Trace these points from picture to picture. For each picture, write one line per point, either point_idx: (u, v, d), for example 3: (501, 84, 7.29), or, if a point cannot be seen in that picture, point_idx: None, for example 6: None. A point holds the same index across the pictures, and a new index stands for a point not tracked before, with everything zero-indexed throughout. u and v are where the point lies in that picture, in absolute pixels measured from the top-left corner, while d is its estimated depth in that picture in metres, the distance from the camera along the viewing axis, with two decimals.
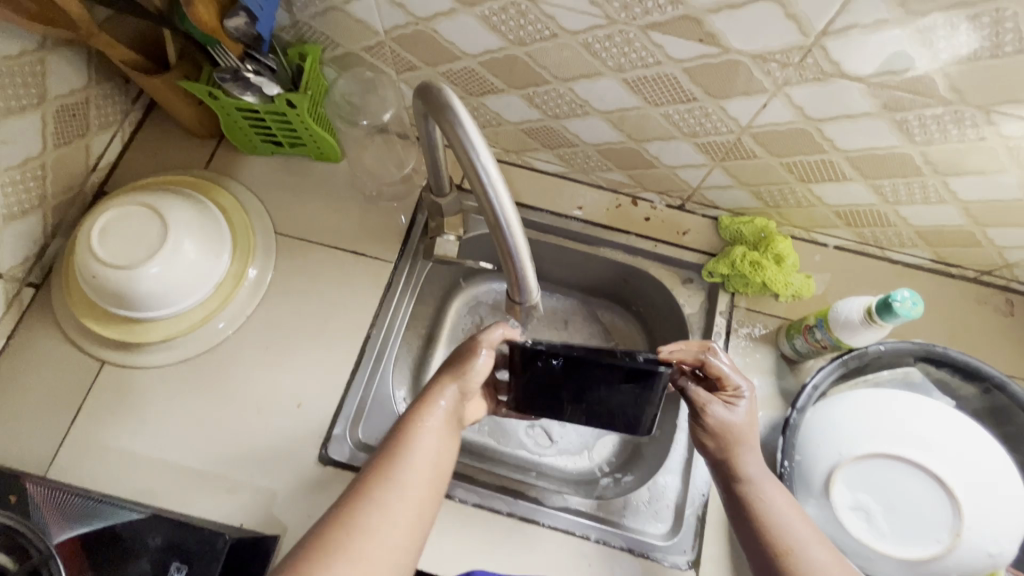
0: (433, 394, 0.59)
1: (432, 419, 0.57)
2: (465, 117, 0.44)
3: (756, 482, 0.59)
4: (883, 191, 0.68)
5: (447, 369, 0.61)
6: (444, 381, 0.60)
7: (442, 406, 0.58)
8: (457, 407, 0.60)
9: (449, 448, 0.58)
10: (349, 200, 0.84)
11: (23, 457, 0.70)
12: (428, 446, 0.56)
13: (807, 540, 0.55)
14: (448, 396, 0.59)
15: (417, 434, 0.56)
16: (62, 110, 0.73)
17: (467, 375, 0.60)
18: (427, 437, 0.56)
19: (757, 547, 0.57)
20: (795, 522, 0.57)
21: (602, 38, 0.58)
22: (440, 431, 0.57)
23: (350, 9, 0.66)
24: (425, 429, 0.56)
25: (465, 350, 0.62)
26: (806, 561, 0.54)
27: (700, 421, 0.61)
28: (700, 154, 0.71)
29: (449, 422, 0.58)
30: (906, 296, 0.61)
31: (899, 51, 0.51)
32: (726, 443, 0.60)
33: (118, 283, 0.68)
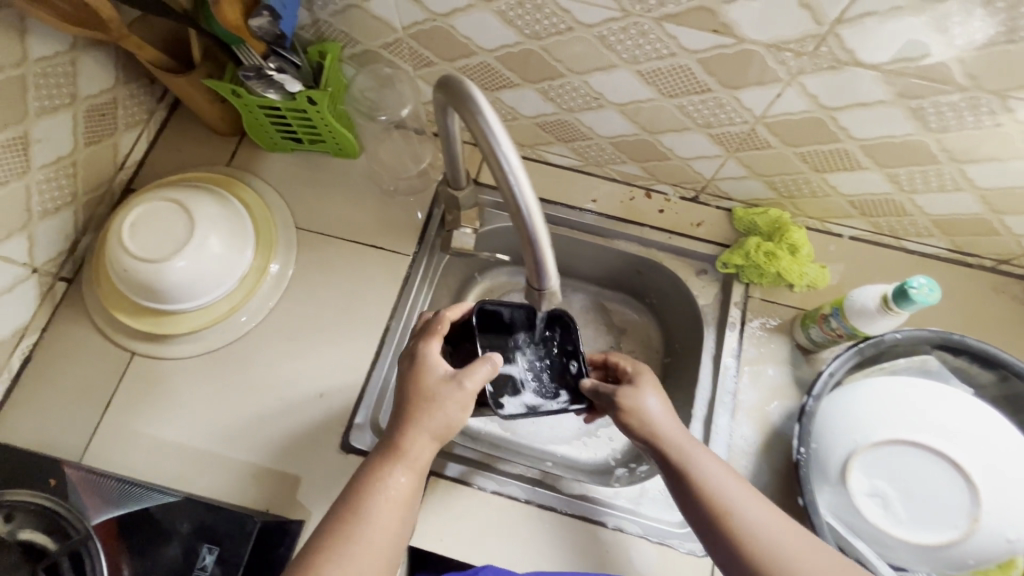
0: (406, 447, 0.55)
1: (396, 477, 0.54)
2: (486, 107, 0.45)
3: (690, 456, 0.59)
4: (899, 179, 0.68)
5: (421, 413, 0.55)
6: (415, 433, 0.55)
7: (411, 457, 0.55)
8: (430, 456, 0.56)
9: (413, 505, 0.56)
10: (368, 195, 0.86)
11: (58, 444, 0.73)
12: (390, 512, 0.53)
13: (750, 509, 0.56)
14: (421, 446, 0.55)
15: (379, 494, 0.53)
16: (92, 109, 0.76)
17: (443, 424, 0.56)
18: (389, 497, 0.54)
19: (699, 513, 0.57)
20: (730, 485, 0.57)
21: (617, 31, 0.59)
22: (405, 490, 0.55)
23: (369, 7, 0.68)
24: (386, 494, 0.53)
25: (445, 382, 0.56)
26: (746, 523, 0.55)
27: (619, 408, 0.62)
28: (714, 145, 0.72)
29: (416, 474, 0.55)
30: (923, 283, 0.61)
31: (913, 38, 0.51)
32: (650, 420, 0.61)
33: (148, 276, 0.70)
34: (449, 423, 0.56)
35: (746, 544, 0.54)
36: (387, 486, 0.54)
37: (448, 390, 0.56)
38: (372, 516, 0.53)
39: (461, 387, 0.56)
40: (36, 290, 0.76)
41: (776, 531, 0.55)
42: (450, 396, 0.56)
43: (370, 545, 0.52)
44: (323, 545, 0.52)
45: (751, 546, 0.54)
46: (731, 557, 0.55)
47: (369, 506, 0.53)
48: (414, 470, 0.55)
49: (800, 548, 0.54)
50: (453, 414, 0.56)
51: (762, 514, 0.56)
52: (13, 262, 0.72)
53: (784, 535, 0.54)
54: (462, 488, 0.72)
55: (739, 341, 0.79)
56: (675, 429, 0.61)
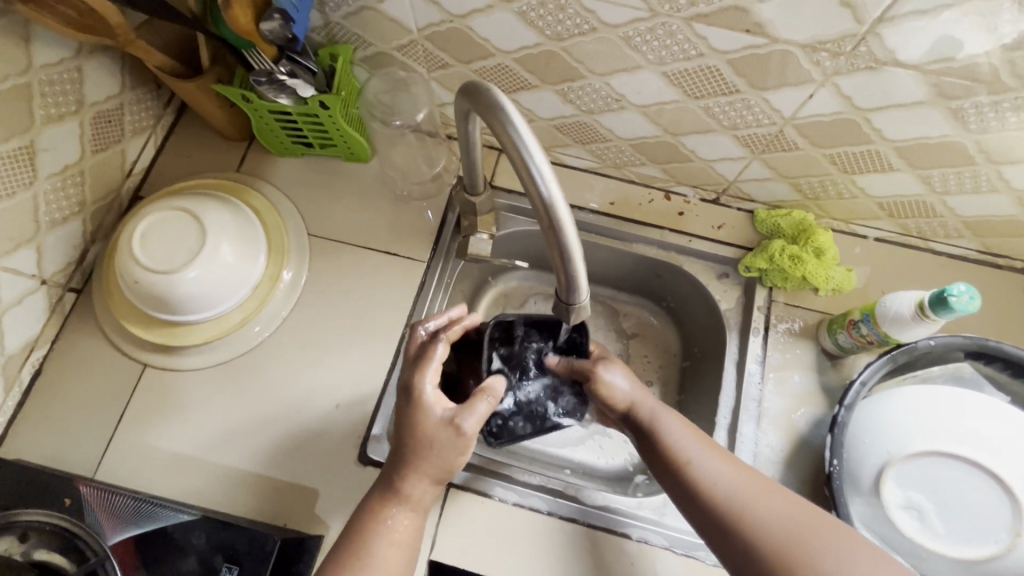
0: (411, 493, 0.55)
1: (397, 517, 0.55)
2: (515, 115, 0.43)
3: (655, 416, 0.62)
4: (932, 181, 0.66)
5: (423, 464, 0.54)
6: (415, 479, 0.54)
7: (411, 496, 0.55)
8: (432, 493, 0.56)
9: (418, 536, 0.57)
10: (381, 200, 0.84)
11: (72, 459, 0.72)
12: (395, 550, 0.54)
13: (709, 462, 0.57)
14: (423, 489, 0.55)
15: (382, 536, 0.54)
16: (99, 116, 0.74)
17: (442, 468, 0.54)
18: (393, 536, 0.54)
19: (662, 466, 0.59)
20: (689, 439, 0.59)
21: (644, 31, 0.57)
22: (409, 527, 0.56)
23: (383, 8, 0.66)
24: (388, 534, 0.54)
25: (448, 430, 0.53)
26: (703, 473, 0.57)
27: (590, 381, 0.63)
28: (739, 147, 0.70)
29: (416, 509, 0.56)
30: (963, 291, 0.59)
31: (957, 38, 0.49)
32: (618, 391, 0.63)
33: (159, 288, 0.69)
34: (447, 466, 0.55)
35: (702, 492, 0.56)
36: (388, 525, 0.54)
37: (453, 438, 0.54)
38: (378, 559, 0.53)
39: (466, 433, 0.53)
40: (46, 302, 0.75)
41: (730, 481, 0.56)
42: (450, 443, 0.54)
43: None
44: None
45: (707, 494, 0.56)
46: (691, 506, 0.57)
47: (375, 550, 0.53)
48: (415, 508, 0.56)
49: (755, 495, 0.55)
50: (463, 455, 0.55)
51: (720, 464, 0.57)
52: (21, 275, 0.71)
53: (737, 483, 0.56)
54: (483, 500, 0.71)
55: (764, 347, 0.77)
56: (638, 391, 0.64)
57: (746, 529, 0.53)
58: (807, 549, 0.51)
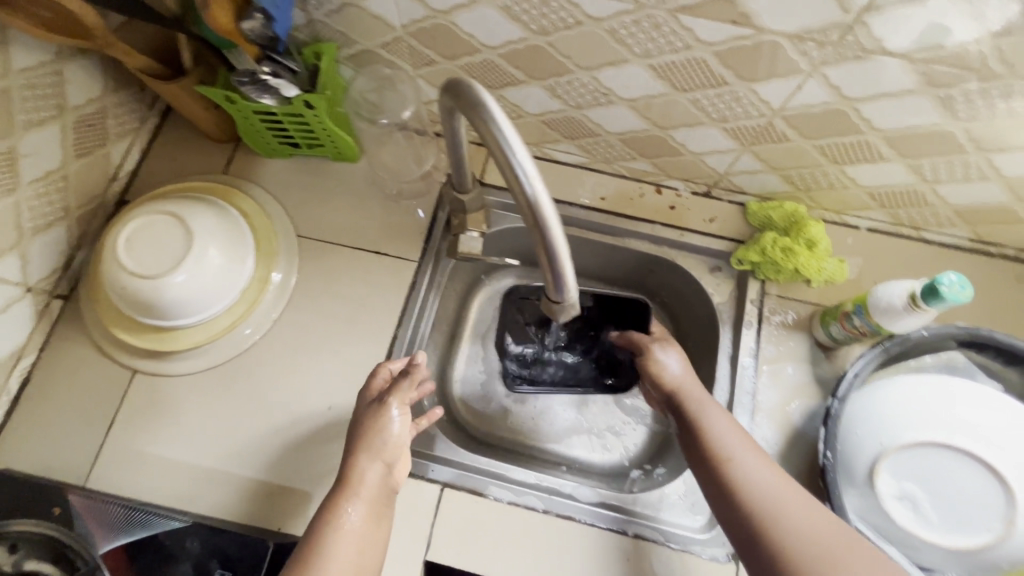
0: (355, 477, 0.62)
1: (354, 506, 0.60)
2: (498, 112, 0.43)
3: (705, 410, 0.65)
4: (922, 170, 0.66)
5: (364, 443, 0.63)
6: (360, 459, 0.62)
7: (364, 483, 0.61)
8: (383, 480, 0.63)
9: (374, 534, 0.61)
10: (370, 199, 0.83)
11: (62, 468, 0.71)
12: (348, 542, 0.58)
13: (754, 464, 0.60)
14: (370, 471, 0.62)
15: (338, 528, 0.59)
16: (81, 120, 0.73)
17: (381, 446, 0.63)
18: (347, 527, 0.59)
19: (704, 462, 0.62)
20: (734, 437, 0.62)
21: (629, 25, 0.56)
22: (360, 520, 0.60)
23: (366, 5, 0.65)
24: (343, 524, 0.59)
25: (374, 409, 0.65)
26: (744, 473, 0.59)
27: (645, 358, 0.73)
28: (728, 139, 0.69)
29: (371, 496, 0.62)
30: (953, 280, 0.59)
31: (944, 25, 0.49)
32: (670, 376, 0.70)
33: (146, 293, 0.68)
34: (387, 444, 0.63)
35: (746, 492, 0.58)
36: (343, 516, 0.59)
37: (380, 413, 0.65)
38: (332, 547, 0.58)
39: (384, 409, 0.64)
40: (32, 310, 0.74)
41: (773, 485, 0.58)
42: (376, 419, 0.64)
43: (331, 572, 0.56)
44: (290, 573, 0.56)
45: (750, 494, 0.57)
46: (728, 505, 0.58)
47: (330, 538, 0.58)
48: (365, 500, 0.61)
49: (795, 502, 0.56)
50: (394, 430, 0.64)
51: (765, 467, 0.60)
52: (6, 282, 0.70)
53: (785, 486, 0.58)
54: (479, 501, 0.70)
55: (758, 339, 0.76)
56: (694, 386, 0.68)
57: (784, 533, 0.54)
58: (835, 559, 0.52)
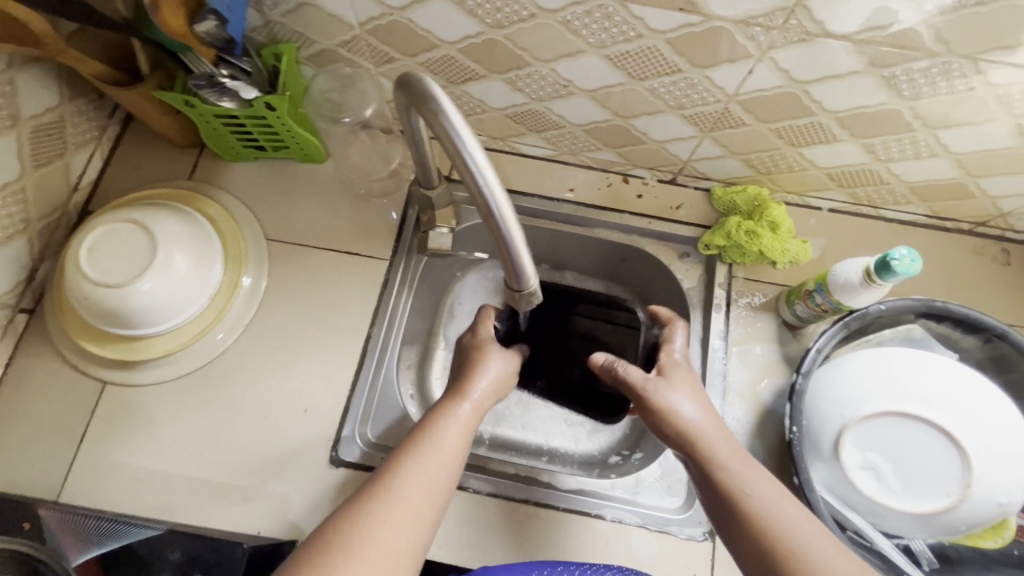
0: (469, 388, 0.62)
1: (466, 405, 0.60)
2: (448, 106, 0.43)
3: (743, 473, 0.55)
4: (875, 149, 0.68)
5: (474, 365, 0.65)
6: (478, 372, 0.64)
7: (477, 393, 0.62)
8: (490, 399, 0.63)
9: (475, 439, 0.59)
10: (340, 200, 0.83)
11: (33, 484, 0.70)
12: (460, 435, 0.57)
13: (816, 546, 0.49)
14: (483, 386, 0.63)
15: (452, 417, 0.58)
16: (37, 130, 0.71)
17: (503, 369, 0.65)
18: (455, 424, 0.58)
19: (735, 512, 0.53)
20: (782, 511, 0.52)
21: (581, 15, 0.57)
22: (466, 424, 0.58)
23: (321, 4, 0.64)
24: (455, 416, 0.58)
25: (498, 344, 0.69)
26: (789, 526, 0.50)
27: (646, 401, 0.62)
28: (689, 126, 0.70)
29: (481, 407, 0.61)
30: (904, 254, 0.61)
31: (882, 7, 0.50)
32: (679, 416, 0.60)
33: (111, 302, 0.67)
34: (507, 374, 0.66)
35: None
36: (456, 411, 0.59)
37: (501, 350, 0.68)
38: (444, 433, 0.56)
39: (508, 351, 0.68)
40: None
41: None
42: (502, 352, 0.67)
43: (436, 456, 0.54)
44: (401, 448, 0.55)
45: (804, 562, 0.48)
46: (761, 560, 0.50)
47: (440, 427, 0.57)
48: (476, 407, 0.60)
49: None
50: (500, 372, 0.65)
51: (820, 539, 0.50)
52: None
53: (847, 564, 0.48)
54: (458, 495, 0.71)
55: (726, 322, 0.78)
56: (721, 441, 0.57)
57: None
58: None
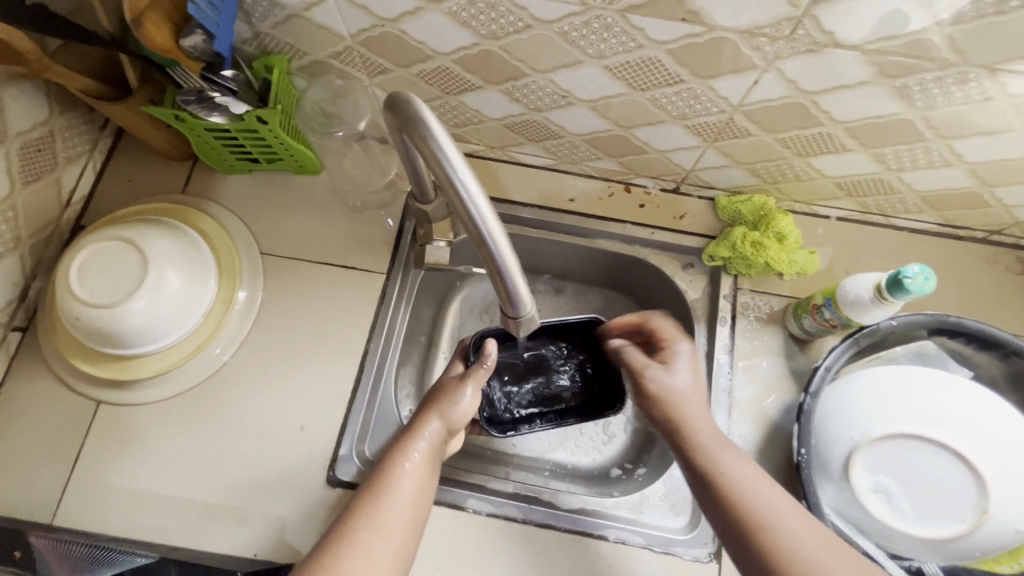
0: (419, 427, 0.60)
1: (416, 450, 0.58)
2: (438, 129, 0.41)
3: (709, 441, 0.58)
4: (885, 159, 0.65)
5: (435, 401, 0.63)
6: (427, 415, 0.62)
7: (427, 438, 0.59)
8: (442, 440, 0.61)
9: (430, 484, 0.58)
10: (335, 212, 0.82)
11: (28, 506, 0.69)
12: (410, 482, 0.56)
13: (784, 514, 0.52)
14: (433, 429, 0.60)
15: (401, 467, 0.57)
16: (26, 146, 0.70)
17: (455, 410, 0.62)
18: (409, 467, 0.57)
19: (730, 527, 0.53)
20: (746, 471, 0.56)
21: (579, 26, 0.55)
22: (422, 466, 0.58)
23: (311, 15, 0.63)
24: (409, 460, 0.57)
25: (453, 381, 0.65)
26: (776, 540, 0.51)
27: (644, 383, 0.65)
28: (692, 136, 0.68)
29: (433, 451, 0.59)
30: (917, 272, 0.59)
31: (894, 17, 0.48)
32: (676, 397, 0.62)
33: (102, 322, 0.66)
34: (462, 412, 0.62)
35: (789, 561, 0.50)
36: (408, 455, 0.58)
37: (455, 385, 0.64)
38: (397, 481, 0.56)
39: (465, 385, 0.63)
40: None
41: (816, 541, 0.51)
42: (457, 388, 0.63)
43: (393, 509, 0.54)
44: (356, 503, 0.54)
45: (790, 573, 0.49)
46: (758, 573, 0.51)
47: (393, 475, 0.56)
48: (430, 447, 0.59)
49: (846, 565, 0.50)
50: (464, 403, 0.62)
51: (787, 508, 0.53)
52: None
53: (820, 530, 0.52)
54: (458, 515, 0.69)
55: (732, 336, 0.76)
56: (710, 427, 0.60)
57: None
58: None
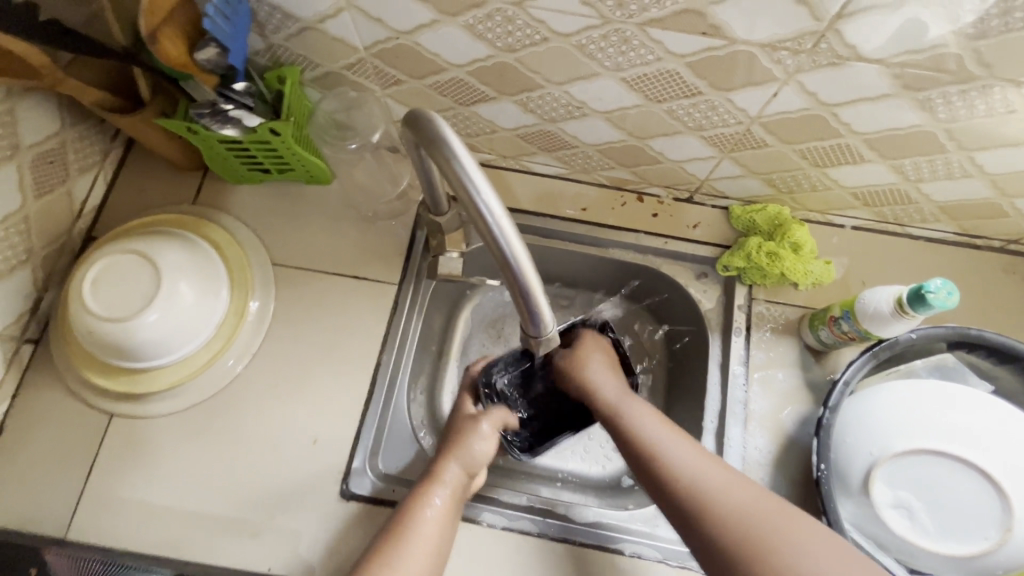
0: (440, 472, 0.62)
1: (437, 496, 0.60)
2: (460, 149, 0.41)
3: (637, 418, 0.62)
4: (904, 169, 0.64)
5: (451, 445, 0.64)
6: (448, 459, 0.63)
7: (447, 484, 0.61)
8: (463, 484, 0.62)
9: (450, 526, 0.60)
10: (347, 222, 0.81)
11: (40, 520, 0.69)
12: (431, 529, 0.58)
13: (723, 485, 0.54)
14: (452, 474, 0.62)
15: (422, 514, 0.58)
16: (38, 159, 0.70)
17: (473, 457, 0.63)
18: (431, 513, 0.58)
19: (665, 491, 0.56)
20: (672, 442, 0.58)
21: (597, 39, 0.54)
22: (444, 510, 0.59)
23: (325, 27, 0.62)
24: (431, 506, 0.59)
25: (468, 421, 0.66)
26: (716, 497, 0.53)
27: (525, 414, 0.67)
28: (708, 147, 0.67)
29: (454, 495, 0.61)
30: (939, 286, 0.58)
31: (919, 31, 0.47)
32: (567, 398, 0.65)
33: (116, 336, 0.66)
34: (477, 457, 0.64)
35: (735, 526, 0.51)
36: (430, 501, 0.59)
37: (470, 427, 0.65)
38: (419, 526, 0.57)
39: (480, 425, 0.65)
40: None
41: (760, 509, 0.52)
42: (473, 431, 0.65)
43: (416, 550, 0.56)
44: (376, 547, 0.56)
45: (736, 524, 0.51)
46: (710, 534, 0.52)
47: (416, 520, 0.58)
48: (451, 493, 0.61)
49: (805, 529, 0.51)
50: (480, 448, 0.64)
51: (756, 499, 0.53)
52: None
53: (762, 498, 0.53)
54: (473, 529, 0.69)
55: (747, 346, 0.75)
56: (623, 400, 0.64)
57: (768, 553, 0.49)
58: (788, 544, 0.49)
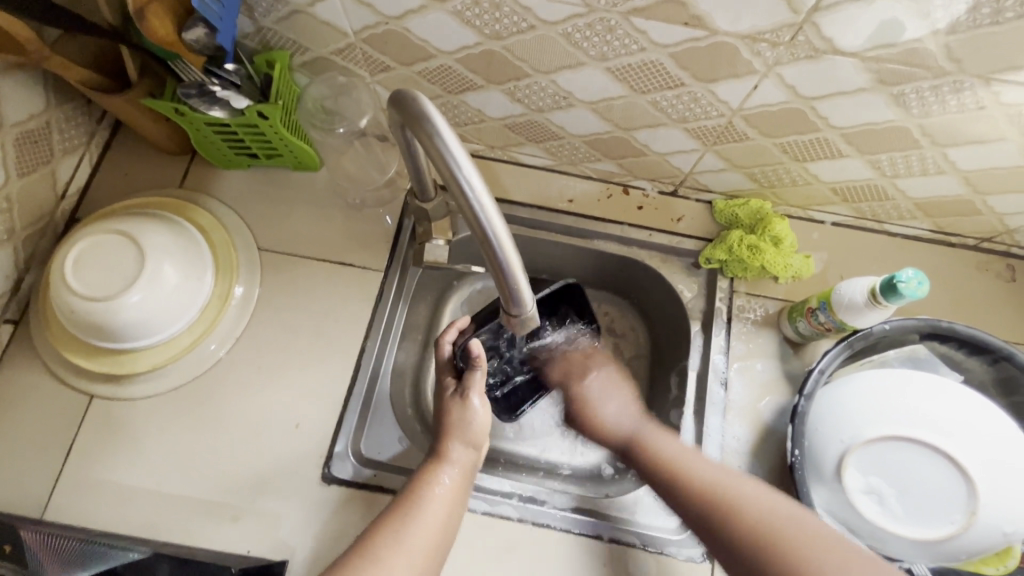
0: (446, 453, 0.64)
1: (446, 476, 0.62)
2: (444, 127, 0.41)
3: (655, 441, 0.69)
4: (881, 165, 0.66)
5: (450, 424, 0.65)
6: (452, 441, 0.64)
7: (453, 464, 0.63)
8: (468, 461, 0.64)
9: (462, 504, 0.62)
10: (334, 209, 0.81)
11: (15, 501, 0.68)
12: (441, 507, 0.59)
13: (735, 496, 0.59)
14: (458, 452, 0.64)
15: (431, 491, 0.60)
16: (23, 137, 0.69)
17: (473, 431, 0.65)
18: (440, 491, 0.61)
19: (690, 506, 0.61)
20: (695, 457, 0.65)
21: (582, 28, 0.55)
22: (453, 488, 0.61)
23: (314, 11, 0.63)
24: (439, 485, 0.61)
25: (456, 403, 0.66)
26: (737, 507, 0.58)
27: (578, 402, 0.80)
28: (691, 140, 0.69)
29: (462, 473, 0.63)
30: (911, 276, 0.60)
31: (893, 27, 0.49)
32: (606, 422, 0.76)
33: (97, 316, 0.66)
34: (477, 430, 0.65)
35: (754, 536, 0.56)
36: (438, 480, 0.61)
37: (460, 405, 0.66)
38: (428, 503, 0.59)
39: (470, 401, 0.66)
40: None
41: (768, 520, 0.56)
42: (464, 409, 0.65)
43: (422, 526, 0.57)
44: (379, 525, 0.57)
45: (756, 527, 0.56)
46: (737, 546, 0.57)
47: (424, 496, 0.59)
48: (460, 472, 0.63)
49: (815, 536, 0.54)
50: (477, 418, 0.65)
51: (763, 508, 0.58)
52: None
53: (789, 506, 0.57)
54: None
55: (727, 337, 0.76)
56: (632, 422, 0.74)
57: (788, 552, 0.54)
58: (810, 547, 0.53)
